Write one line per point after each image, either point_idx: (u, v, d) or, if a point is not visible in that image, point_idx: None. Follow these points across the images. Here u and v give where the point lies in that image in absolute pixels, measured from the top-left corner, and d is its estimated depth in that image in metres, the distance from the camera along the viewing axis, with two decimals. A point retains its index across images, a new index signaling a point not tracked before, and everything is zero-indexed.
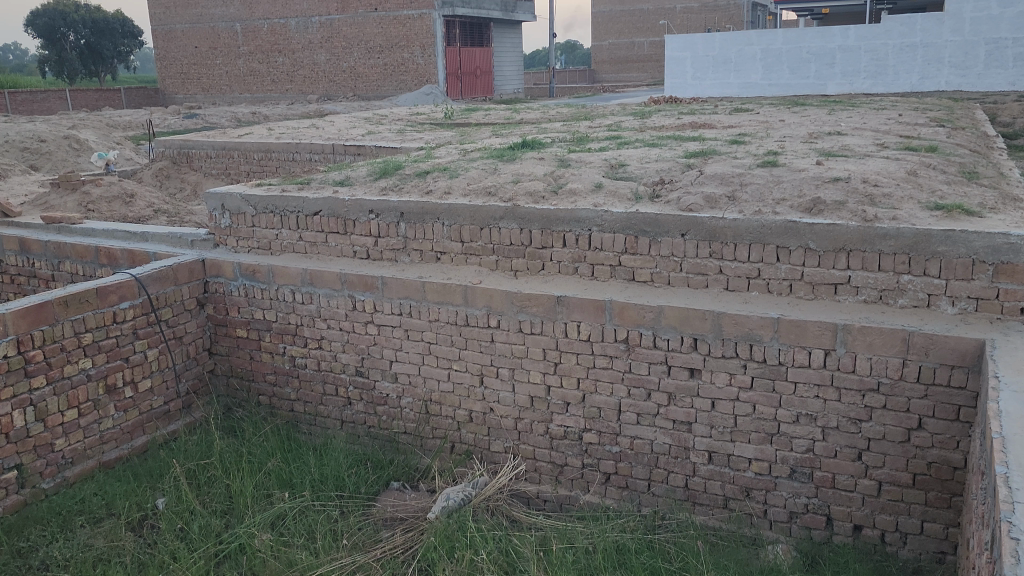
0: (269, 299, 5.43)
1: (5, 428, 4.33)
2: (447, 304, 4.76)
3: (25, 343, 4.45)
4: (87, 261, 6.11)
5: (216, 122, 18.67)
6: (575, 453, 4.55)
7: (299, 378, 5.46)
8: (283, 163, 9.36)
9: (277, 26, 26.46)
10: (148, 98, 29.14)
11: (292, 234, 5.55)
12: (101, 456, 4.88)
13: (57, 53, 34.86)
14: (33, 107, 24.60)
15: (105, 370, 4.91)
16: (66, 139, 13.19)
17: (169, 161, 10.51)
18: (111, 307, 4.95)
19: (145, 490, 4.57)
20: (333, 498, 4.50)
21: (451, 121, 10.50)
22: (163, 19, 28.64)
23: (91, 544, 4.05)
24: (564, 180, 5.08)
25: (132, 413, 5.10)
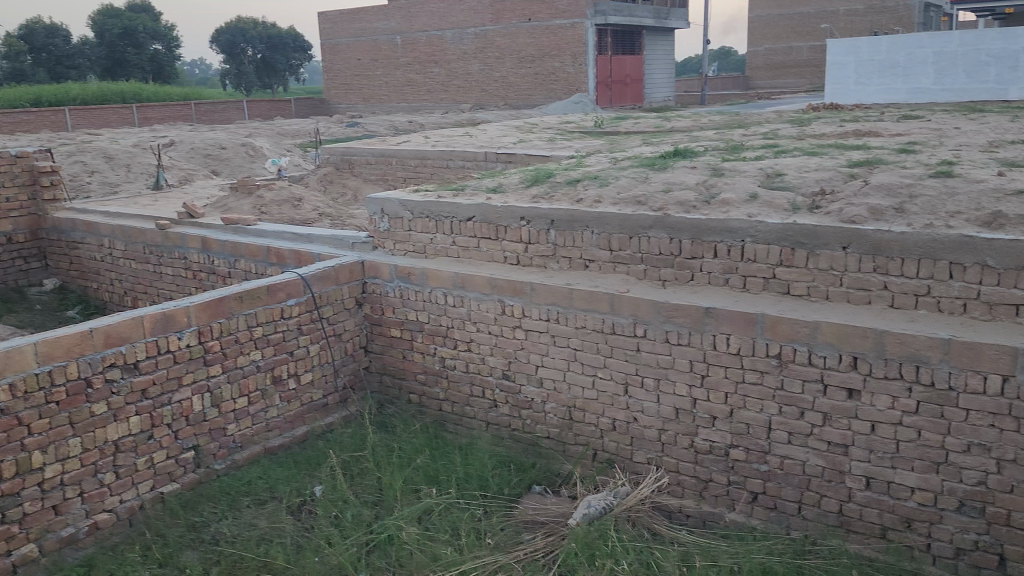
0: (422, 301, 5.63)
1: (185, 411, 4.73)
2: (593, 312, 4.78)
3: (205, 333, 4.85)
4: (259, 260, 6.58)
5: (375, 130, 19.64)
6: (720, 469, 4.42)
7: (447, 378, 5.63)
8: (438, 170, 9.67)
9: (434, 38, 27.47)
10: (314, 108, 31.02)
11: (446, 239, 5.74)
12: (266, 442, 5.22)
13: (237, 67, 37.86)
14: (214, 117, 26.85)
15: (271, 362, 5.26)
16: (244, 146, 14.26)
17: (332, 167, 11.10)
18: (279, 303, 5.30)
19: (303, 477, 4.84)
20: (478, 497, 4.61)
21: (601, 129, 10.52)
22: (330, 34, 30.46)
23: (255, 524, 4.34)
24: (717, 190, 4.96)
25: (294, 404, 5.42)
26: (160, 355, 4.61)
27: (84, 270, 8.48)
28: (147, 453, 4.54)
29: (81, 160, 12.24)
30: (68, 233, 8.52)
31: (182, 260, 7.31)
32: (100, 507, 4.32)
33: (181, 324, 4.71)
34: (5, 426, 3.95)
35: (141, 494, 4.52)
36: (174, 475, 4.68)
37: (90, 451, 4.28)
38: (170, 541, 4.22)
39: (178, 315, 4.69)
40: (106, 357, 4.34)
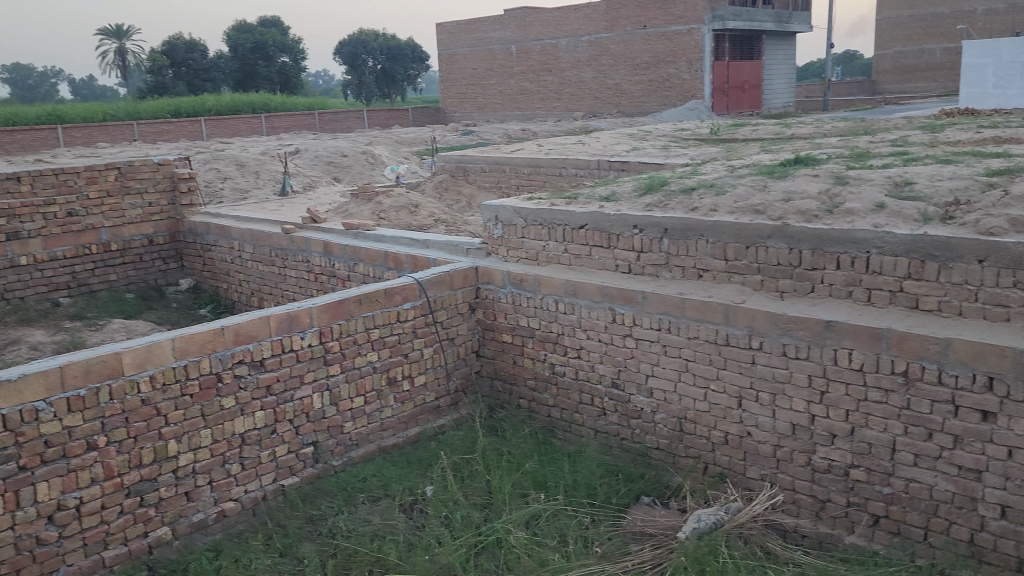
0: (534, 308, 5.68)
1: (306, 408, 4.94)
2: (707, 322, 4.69)
3: (326, 334, 5.05)
4: (377, 264, 6.80)
5: (489, 138, 19.95)
6: (839, 489, 4.25)
7: (557, 385, 5.64)
8: (551, 178, 9.72)
9: (548, 46, 27.66)
10: (431, 117, 31.80)
11: (558, 246, 5.77)
12: (380, 441, 5.37)
13: (358, 77, 39.30)
14: (336, 126, 27.93)
15: (387, 363, 5.42)
16: (364, 154, 14.79)
17: (447, 174, 11.32)
18: (396, 306, 5.46)
19: (416, 477, 4.96)
20: (585, 506, 4.60)
21: (718, 136, 10.32)
22: (447, 44, 31.16)
23: (369, 520, 4.49)
24: (840, 199, 4.79)
25: (407, 405, 5.56)
26: (284, 353, 4.83)
27: (216, 271, 8.98)
28: (270, 446, 4.76)
29: (214, 168, 12.97)
30: (202, 236, 9.03)
31: (306, 263, 7.63)
32: (226, 496, 4.56)
33: (304, 324, 4.92)
34: (145, 415, 4.23)
35: (264, 485, 4.74)
36: (294, 468, 4.89)
37: (219, 442, 4.53)
38: (290, 532, 4.41)
39: (302, 316, 4.91)
40: (235, 353, 4.59)
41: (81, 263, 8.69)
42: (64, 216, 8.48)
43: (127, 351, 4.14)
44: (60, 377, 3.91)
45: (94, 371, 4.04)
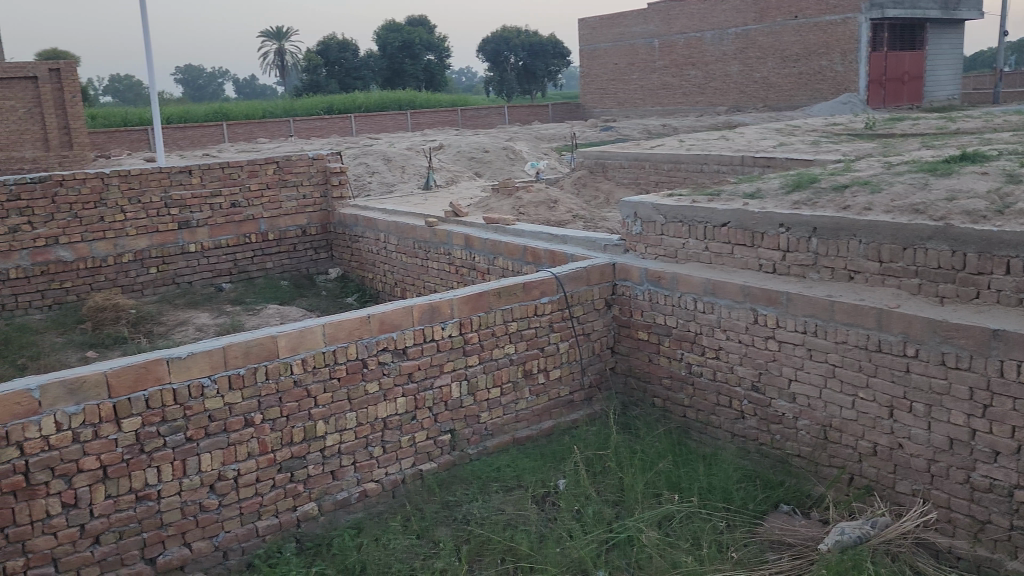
0: (671, 306, 5.60)
1: (444, 396, 5.08)
2: (857, 327, 4.48)
3: (466, 325, 5.17)
4: (515, 259, 6.91)
5: (629, 134, 19.80)
6: (1001, 511, 3.94)
7: (693, 385, 5.53)
8: (692, 175, 9.54)
9: (693, 40, 27.07)
10: (571, 113, 31.88)
11: (699, 244, 5.65)
12: (514, 433, 5.45)
13: (500, 74, 39.98)
14: (477, 122, 28.53)
15: (523, 356, 5.49)
16: (505, 150, 15.06)
17: (586, 170, 11.31)
18: (533, 300, 5.52)
19: (549, 470, 5.00)
20: (721, 509, 4.48)
21: (874, 131, 9.79)
22: (589, 40, 31.15)
23: (501, 509, 4.57)
24: (1013, 199, 4.44)
25: (542, 398, 5.62)
26: (426, 343, 4.98)
27: (363, 261, 9.37)
28: (410, 432, 4.94)
29: (364, 163, 13.57)
30: (351, 227, 9.45)
31: (447, 256, 7.84)
32: (369, 477, 4.77)
33: (445, 315, 5.07)
34: (297, 396, 4.49)
35: (403, 469, 4.92)
36: (432, 454, 5.04)
37: (363, 425, 4.74)
38: (427, 515, 4.56)
39: (443, 307, 5.05)
40: (380, 341, 4.78)
41: (242, 251, 9.29)
42: (228, 207, 9.08)
43: (283, 334, 4.40)
44: (223, 356, 4.21)
45: (253, 353, 4.31)
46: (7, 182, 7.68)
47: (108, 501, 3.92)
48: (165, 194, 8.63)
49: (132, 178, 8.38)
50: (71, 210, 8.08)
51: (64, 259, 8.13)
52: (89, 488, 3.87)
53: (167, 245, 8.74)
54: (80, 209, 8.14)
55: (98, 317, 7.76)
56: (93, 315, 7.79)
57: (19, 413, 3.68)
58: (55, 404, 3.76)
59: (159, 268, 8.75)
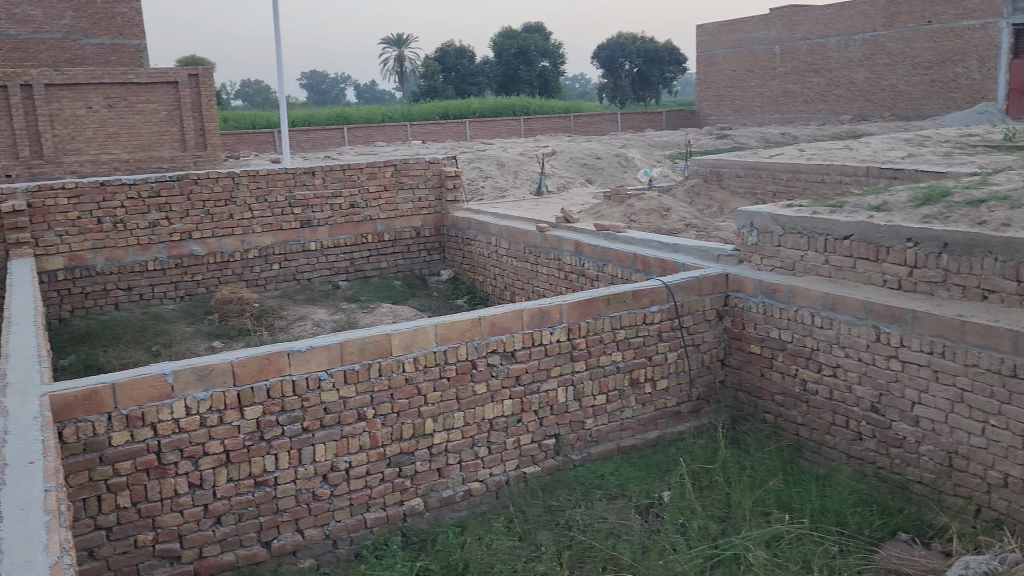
0: (787, 319, 5.43)
1: (550, 401, 5.10)
2: (990, 350, 4.23)
3: (574, 331, 5.17)
4: (625, 266, 6.86)
5: (746, 142, 19.35)
6: None
7: (808, 403, 5.34)
8: (813, 185, 9.23)
9: (817, 46, 26.20)
10: (686, 120, 31.39)
11: (818, 257, 5.46)
12: (619, 441, 5.41)
13: (614, 81, 39.91)
14: (590, 129, 28.50)
15: (631, 364, 5.44)
16: (617, 157, 15.02)
17: (701, 179, 11.12)
18: (643, 308, 5.47)
19: (654, 481, 4.95)
20: (834, 533, 4.29)
21: (1014, 142, 9.21)
22: (708, 46, 30.63)
23: (604, 517, 4.54)
24: None
25: (648, 408, 5.55)
26: (534, 346, 5.02)
27: (474, 264, 9.53)
28: (515, 434, 4.98)
29: (478, 167, 13.81)
30: (464, 230, 9.61)
31: (556, 261, 7.87)
32: (474, 477, 4.85)
33: (554, 320, 5.08)
34: (408, 394, 4.60)
35: (508, 470, 4.97)
36: (536, 458, 5.07)
37: (470, 425, 4.82)
38: (530, 519, 4.59)
39: (552, 312, 5.07)
40: (489, 343, 4.85)
41: (359, 250, 9.61)
42: (348, 208, 9.41)
43: (397, 332, 4.52)
44: (340, 351, 4.36)
45: (368, 349, 4.45)
46: (148, 180, 8.18)
47: (230, 484, 4.13)
48: (290, 194, 9.02)
49: (260, 177, 8.80)
50: (204, 207, 8.54)
51: (196, 253, 8.60)
52: (213, 471, 4.08)
53: (289, 242, 9.13)
54: (212, 207, 8.59)
55: (225, 309, 8.19)
56: (220, 306, 8.22)
57: (154, 395, 3.91)
58: (186, 389, 3.98)
59: (282, 264, 9.14)
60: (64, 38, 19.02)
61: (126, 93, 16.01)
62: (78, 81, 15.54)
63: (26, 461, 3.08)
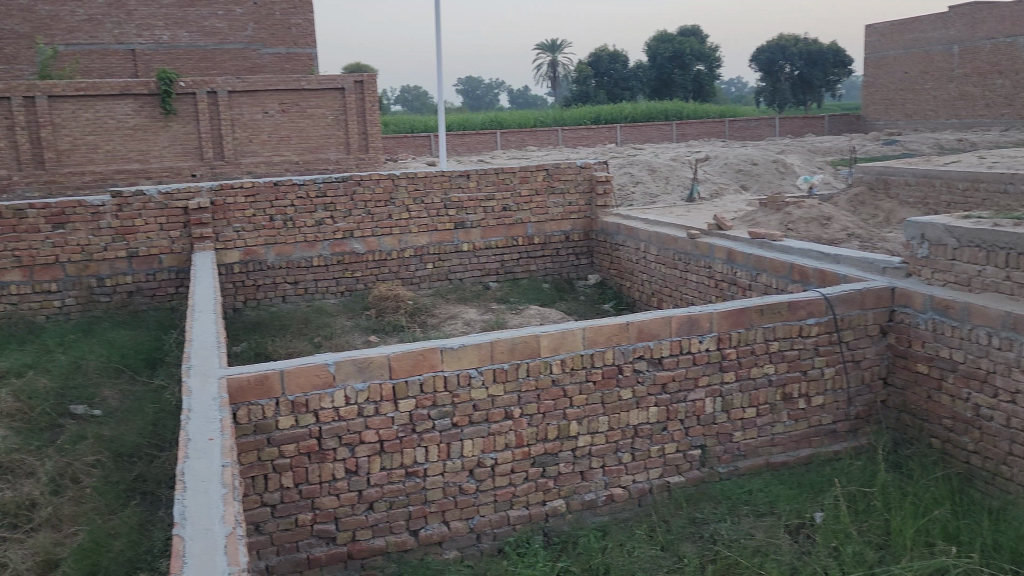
0: (959, 339, 5.07)
1: (697, 411, 5.00)
2: None
3: (724, 340, 5.04)
4: (781, 276, 6.62)
5: (918, 149, 18.18)
6: None
7: (981, 430, 4.95)
8: (993, 195, 8.55)
9: (1002, 45, 24.27)
10: (850, 125, 29.85)
11: (998, 273, 5.06)
12: (769, 456, 5.23)
13: (773, 84, 38.62)
14: (746, 133, 27.80)
15: (784, 378, 5.25)
16: (775, 162, 14.56)
17: (866, 187, 10.57)
18: (799, 320, 5.26)
19: (806, 501, 4.75)
20: (1007, 572, 3.96)
21: None
22: (878, 47, 29.06)
23: (752, 534, 4.41)
24: None
25: (802, 424, 5.33)
26: (682, 354, 4.93)
27: (622, 269, 9.49)
28: (660, 442, 4.93)
29: (630, 172, 13.77)
30: (613, 235, 9.58)
31: (707, 269, 7.70)
32: (616, 482, 4.84)
33: (704, 328, 4.98)
34: (554, 395, 4.64)
35: (651, 479, 4.92)
36: (681, 468, 4.99)
37: (615, 430, 4.80)
38: (673, 529, 4.52)
39: (702, 320, 4.97)
40: (637, 349, 4.81)
41: (510, 253, 9.78)
42: (500, 210, 9.60)
43: (545, 334, 4.58)
44: (490, 350, 4.46)
45: (517, 350, 4.53)
46: (317, 180, 8.67)
47: (383, 472, 4.32)
48: (446, 196, 9.31)
49: (418, 180, 9.14)
50: (365, 207, 8.96)
51: (357, 251, 9.04)
52: (368, 459, 4.28)
53: (444, 243, 9.44)
54: (373, 207, 8.99)
55: (382, 306, 8.55)
56: (377, 303, 8.60)
57: (318, 384, 4.14)
58: (346, 379, 4.19)
59: (436, 264, 9.45)
60: (245, 47, 20.52)
61: (297, 98, 17.05)
62: (256, 88, 16.70)
63: (207, 438, 3.35)
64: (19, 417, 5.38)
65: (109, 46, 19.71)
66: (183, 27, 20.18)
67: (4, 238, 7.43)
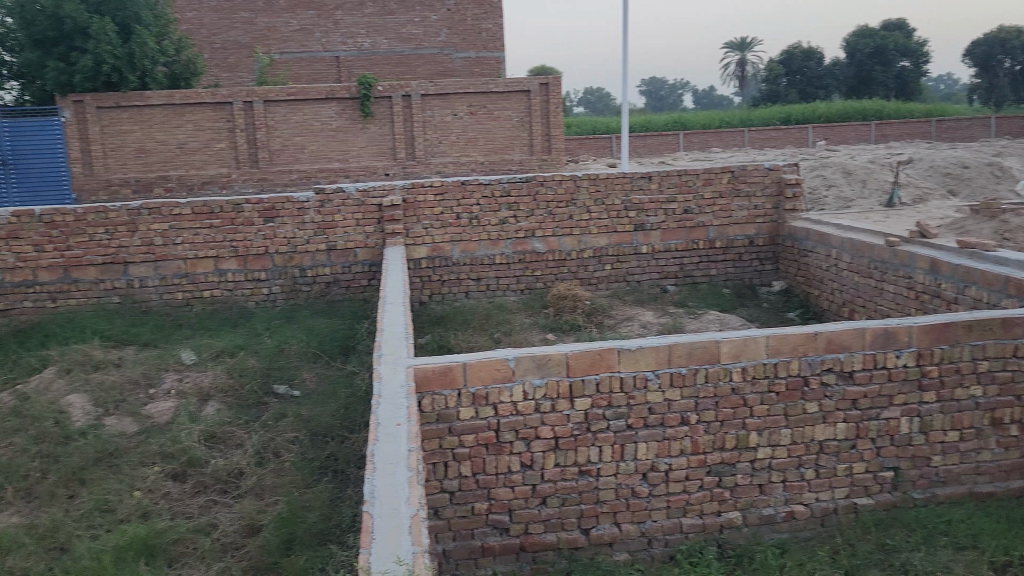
0: None
1: (891, 430, 4.68)
2: None
3: (925, 357, 4.67)
4: (994, 290, 6.05)
5: None
6: None
7: None
8: None
9: None
10: None
11: None
12: (972, 486, 4.82)
13: (989, 80, 35.37)
14: (956, 134, 25.64)
15: (994, 402, 4.79)
16: (989, 166, 13.33)
17: None
18: (1014, 339, 4.78)
19: (1016, 538, 4.31)
20: None
21: None
22: None
23: (949, 568, 4.07)
24: None
25: (1013, 453, 4.85)
26: (876, 369, 4.62)
27: (810, 277, 9.06)
28: (847, 461, 4.66)
29: (822, 176, 13.12)
30: (802, 241, 9.15)
31: (907, 279, 7.18)
32: (798, 499, 4.63)
33: (902, 342, 4.63)
34: (733, 404, 4.50)
35: (836, 499, 4.67)
36: (871, 489, 4.70)
37: (798, 444, 4.60)
38: (859, 554, 4.27)
39: (900, 333, 4.63)
40: (825, 361, 4.56)
41: (690, 256, 9.58)
42: (682, 213, 9.44)
43: (727, 340, 4.44)
44: (668, 354, 4.39)
45: (697, 355, 4.43)
46: (501, 180, 8.91)
47: (557, 468, 4.37)
48: (627, 197, 9.27)
49: (600, 181, 9.16)
50: (547, 207, 9.10)
51: (537, 250, 9.20)
52: (543, 454, 4.35)
53: (623, 245, 9.40)
54: (555, 207, 9.12)
55: (560, 304, 8.62)
56: (556, 302, 8.66)
57: (497, 377, 4.24)
58: (525, 375, 4.26)
59: (614, 265, 9.43)
60: (438, 52, 21.51)
61: (485, 101, 17.60)
62: (447, 91, 17.39)
63: (394, 423, 3.54)
64: (231, 393, 5.99)
65: (318, 53, 21.45)
66: (383, 35, 21.47)
67: (223, 230, 8.20)
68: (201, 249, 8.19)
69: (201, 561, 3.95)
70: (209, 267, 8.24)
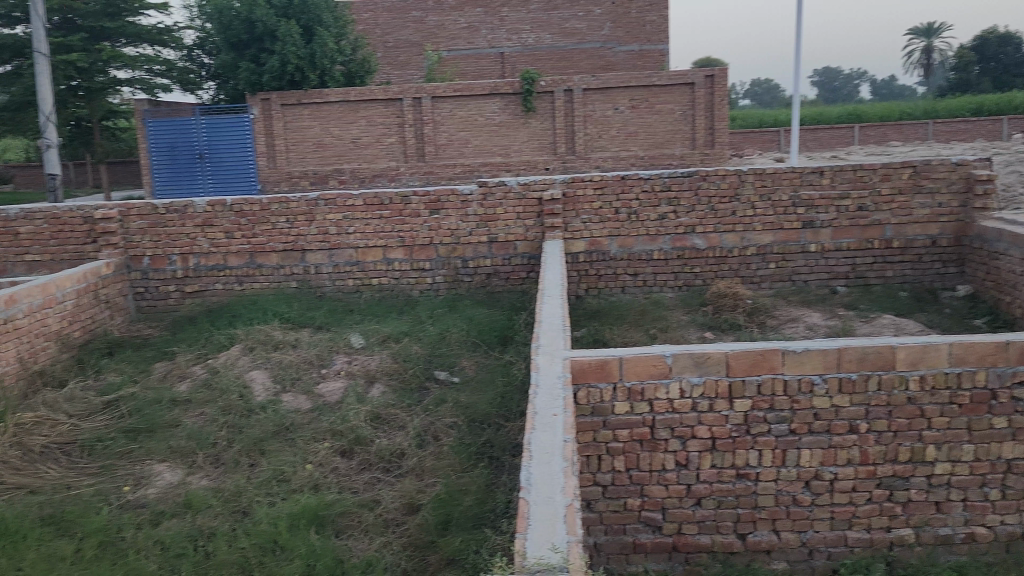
0: None
1: None
2: None
3: None
4: None
5: None
6: None
7: None
8: None
9: None
10: None
11: None
12: None
13: None
14: None
15: None
16: None
17: None
18: None
19: None
20: None
21: None
22: None
23: None
24: None
25: None
26: None
27: (1001, 281, 8.33)
28: None
29: (1018, 171, 12.03)
30: (992, 242, 8.43)
31: None
32: (980, 520, 4.32)
33: None
34: (909, 414, 4.22)
35: None
36: None
37: (982, 462, 4.27)
38: None
39: None
40: (1017, 373, 4.18)
41: (863, 256, 9.05)
42: (855, 210, 8.92)
43: (904, 346, 4.16)
44: (837, 358, 4.16)
45: (869, 360, 4.17)
46: (662, 175, 8.78)
47: (714, 469, 4.28)
48: (795, 193, 8.87)
49: (767, 176, 8.82)
50: (709, 203, 8.87)
51: (698, 246, 8.99)
52: (699, 455, 4.26)
53: (789, 242, 9.02)
54: (717, 203, 8.87)
55: (720, 302, 8.39)
56: (715, 300, 8.44)
57: (654, 374, 4.18)
58: (682, 373, 4.17)
59: (779, 264, 9.05)
60: (601, 46, 21.49)
61: (648, 95, 17.40)
62: (609, 85, 17.33)
63: (551, 414, 3.58)
64: (396, 377, 6.27)
65: (483, 50, 22.06)
66: (547, 30, 21.72)
67: (391, 221, 8.58)
68: (370, 239, 8.61)
69: (365, 534, 4.18)
70: (378, 256, 8.65)
